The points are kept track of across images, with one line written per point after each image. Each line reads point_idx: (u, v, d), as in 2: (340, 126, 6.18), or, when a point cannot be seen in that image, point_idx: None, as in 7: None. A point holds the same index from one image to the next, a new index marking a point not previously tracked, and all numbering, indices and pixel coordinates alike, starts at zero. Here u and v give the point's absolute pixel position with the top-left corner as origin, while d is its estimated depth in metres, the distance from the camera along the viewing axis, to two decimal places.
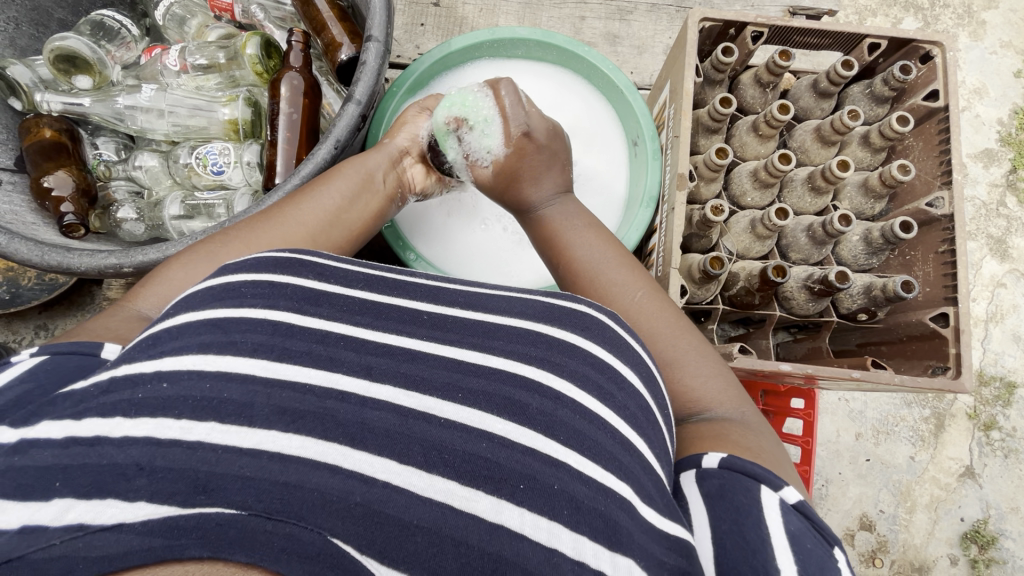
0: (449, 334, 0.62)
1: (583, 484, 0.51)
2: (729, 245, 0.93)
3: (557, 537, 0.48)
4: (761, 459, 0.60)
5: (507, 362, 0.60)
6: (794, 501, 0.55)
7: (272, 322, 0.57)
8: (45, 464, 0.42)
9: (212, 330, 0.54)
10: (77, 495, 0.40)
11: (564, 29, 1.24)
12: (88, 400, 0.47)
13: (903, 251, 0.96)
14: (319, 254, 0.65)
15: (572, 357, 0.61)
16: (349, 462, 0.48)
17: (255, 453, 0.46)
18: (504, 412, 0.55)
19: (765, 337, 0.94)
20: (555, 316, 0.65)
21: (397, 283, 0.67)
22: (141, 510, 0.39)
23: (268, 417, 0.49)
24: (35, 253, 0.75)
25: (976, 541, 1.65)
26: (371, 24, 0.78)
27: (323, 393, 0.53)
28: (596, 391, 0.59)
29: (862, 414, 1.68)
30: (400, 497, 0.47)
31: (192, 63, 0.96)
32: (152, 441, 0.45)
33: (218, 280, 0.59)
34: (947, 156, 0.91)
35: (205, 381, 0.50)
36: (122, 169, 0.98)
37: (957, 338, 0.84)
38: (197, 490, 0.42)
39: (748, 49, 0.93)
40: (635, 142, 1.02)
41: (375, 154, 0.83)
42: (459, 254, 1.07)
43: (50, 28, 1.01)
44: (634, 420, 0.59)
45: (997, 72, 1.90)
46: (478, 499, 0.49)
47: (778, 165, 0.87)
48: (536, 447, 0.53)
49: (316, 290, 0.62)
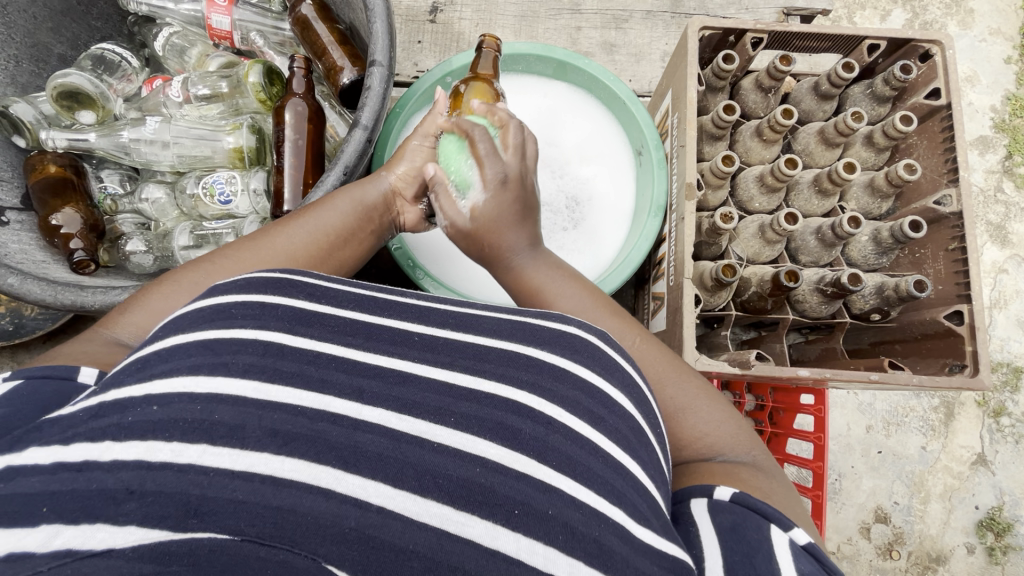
0: (440, 356, 0.61)
1: (577, 509, 0.50)
2: (739, 251, 0.93)
3: (553, 562, 0.47)
4: (769, 499, 0.59)
5: (500, 387, 0.58)
6: (804, 542, 0.55)
7: (263, 343, 0.55)
8: (31, 491, 0.40)
9: (205, 352, 0.52)
10: (64, 521, 0.38)
11: (561, 40, 1.25)
12: (75, 425, 0.44)
13: (913, 249, 0.96)
14: (311, 274, 0.64)
15: (562, 383, 0.59)
16: (341, 487, 0.46)
17: (248, 476, 0.44)
18: (496, 437, 0.54)
19: (779, 340, 0.94)
20: (544, 340, 0.63)
21: (387, 303, 0.65)
22: (131, 535, 0.38)
23: (261, 439, 0.47)
24: (47, 292, 0.75)
25: (992, 528, 1.65)
26: (374, 49, 0.78)
27: (315, 415, 0.51)
28: (586, 415, 0.57)
29: (872, 406, 1.68)
30: (394, 522, 0.46)
31: (195, 94, 0.96)
32: (143, 465, 0.43)
33: (207, 301, 0.58)
34: (952, 153, 0.91)
35: (198, 404, 0.48)
36: (128, 202, 0.99)
37: (972, 335, 0.83)
38: (188, 515, 0.41)
39: (748, 55, 0.93)
40: (640, 152, 1.02)
41: (370, 189, 0.78)
42: (469, 272, 1.08)
43: (50, 63, 1.01)
44: (626, 443, 0.57)
45: (988, 59, 1.91)
46: (473, 524, 0.47)
47: (784, 170, 0.87)
48: (529, 472, 0.51)
49: (307, 311, 0.60)
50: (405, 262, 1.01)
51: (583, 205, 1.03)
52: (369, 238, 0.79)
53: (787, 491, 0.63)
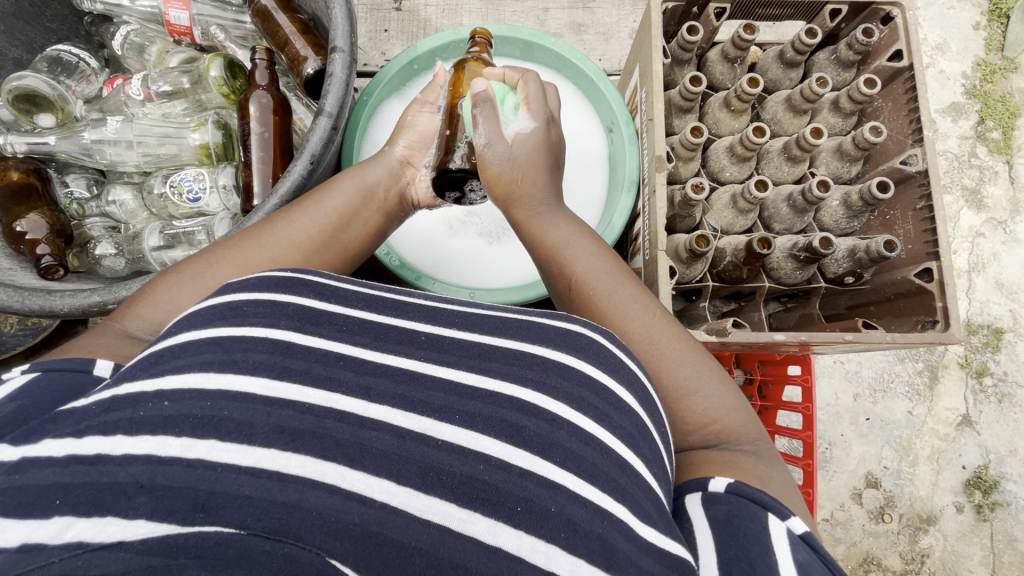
0: (446, 355, 0.60)
1: (580, 506, 0.49)
2: (711, 223, 0.95)
3: (554, 560, 0.46)
4: (767, 488, 0.59)
5: (504, 385, 0.57)
6: (800, 530, 0.54)
7: (272, 341, 0.54)
8: (45, 482, 0.40)
9: (215, 348, 0.52)
10: (77, 513, 0.39)
11: (529, 22, 1.25)
12: (90, 416, 0.45)
13: (883, 211, 0.98)
14: (323, 274, 0.63)
15: (568, 379, 0.58)
16: (347, 484, 0.46)
17: (255, 471, 0.44)
18: (501, 434, 0.53)
19: (757, 310, 0.95)
20: (552, 337, 0.62)
21: (397, 303, 0.64)
22: (141, 529, 0.38)
23: (267, 435, 0.47)
24: (15, 298, 0.74)
25: (979, 486, 1.69)
26: (334, 34, 0.77)
27: (323, 412, 0.51)
28: (591, 412, 0.56)
29: (858, 373, 1.71)
30: (399, 518, 0.46)
31: (156, 91, 0.94)
32: (154, 459, 0.43)
33: (221, 299, 0.56)
34: (916, 114, 0.92)
35: (207, 400, 0.48)
36: (95, 205, 0.98)
37: (942, 292, 0.84)
38: (196, 508, 0.41)
39: (712, 26, 0.93)
40: (611, 129, 1.02)
41: (375, 167, 0.79)
42: (445, 260, 1.08)
43: (5, 67, 0.99)
44: (631, 440, 0.56)
45: (957, 26, 1.93)
46: (475, 521, 0.47)
47: (752, 138, 0.87)
48: (533, 470, 0.51)
49: (316, 309, 0.59)
50: (379, 251, 1.00)
51: None
52: (377, 216, 0.77)
53: (790, 485, 0.62)
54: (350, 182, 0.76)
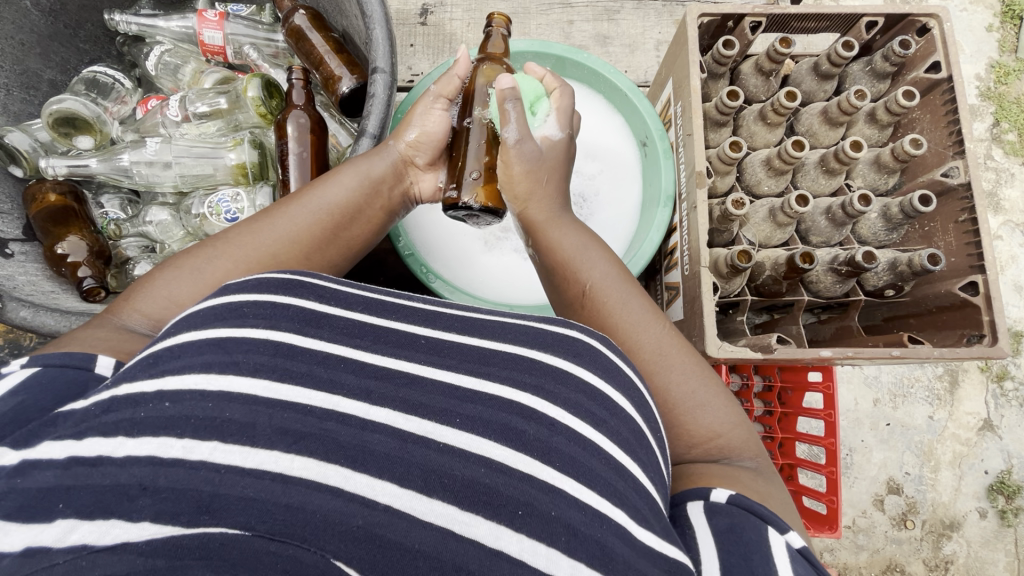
0: (445, 358, 0.60)
1: (579, 510, 0.49)
2: (750, 236, 0.93)
3: (555, 563, 0.46)
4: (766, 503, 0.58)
5: (504, 388, 0.57)
6: (799, 545, 0.53)
7: (274, 343, 0.54)
8: (47, 485, 0.41)
9: (217, 349, 0.51)
10: (80, 517, 0.39)
11: (554, 34, 1.25)
12: (88, 419, 0.44)
13: (923, 223, 0.97)
14: (322, 276, 0.62)
15: (565, 386, 0.58)
16: (351, 485, 0.46)
17: (258, 473, 0.44)
18: (501, 438, 0.52)
19: (795, 322, 0.94)
20: (550, 343, 0.62)
21: (396, 306, 0.64)
22: (145, 530, 0.39)
23: (270, 437, 0.47)
24: (60, 321, 0.74)
25: (1002, 491, 1.67)
26: (376, 56, 0.77)
27: (323, 414, 0.50)
28: (589, 418, 0.56)
29: (878, 379, 1.69)
30: (400, 521, 0.45)
31: (193, 112, 0.95)
32: (156, 461, 0.43)
33: (223, 298, 0.56)
34: (956, 125, 0.92)
35: (207, 402, 0.47)
36: (132, 226, 0.98)
37: (989, 305, 0.84)
38: (200, 510, 0.40)
39: (747, 39, 0.94)
40: (645, 143, 1.02)
41: (378, 160, 0.77)
42: (480, 277, 1.08)
43: (41, 89, 1.00)
44: (627, 446, 0.56)
45: (970, 28, 1.92)
46: (477, 524, 0.47)
47: (791, 152, 0.87)
48: (532, 474, 0.50)
49: (318, 311, 0.59)
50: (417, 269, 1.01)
51: (590, 200, 1.03)
52: (379, 213, 0.78)
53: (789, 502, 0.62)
54: (354, 175, 0.74)
